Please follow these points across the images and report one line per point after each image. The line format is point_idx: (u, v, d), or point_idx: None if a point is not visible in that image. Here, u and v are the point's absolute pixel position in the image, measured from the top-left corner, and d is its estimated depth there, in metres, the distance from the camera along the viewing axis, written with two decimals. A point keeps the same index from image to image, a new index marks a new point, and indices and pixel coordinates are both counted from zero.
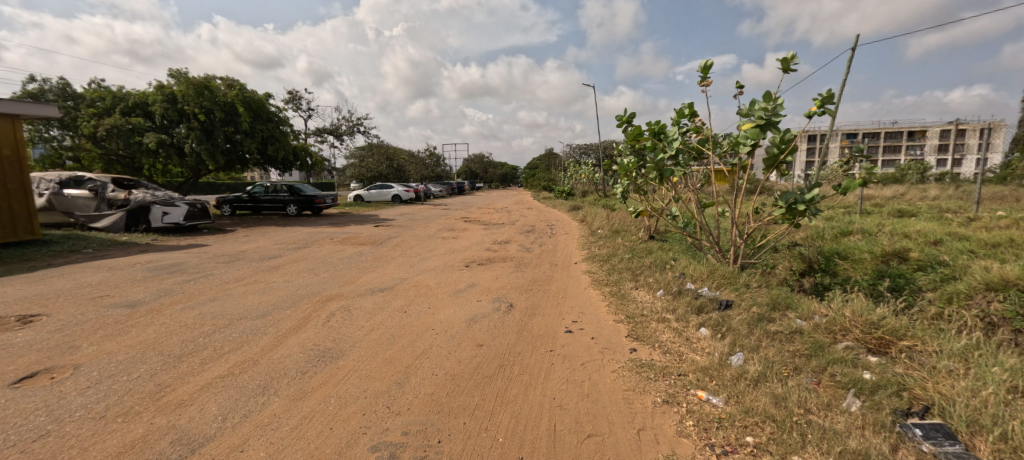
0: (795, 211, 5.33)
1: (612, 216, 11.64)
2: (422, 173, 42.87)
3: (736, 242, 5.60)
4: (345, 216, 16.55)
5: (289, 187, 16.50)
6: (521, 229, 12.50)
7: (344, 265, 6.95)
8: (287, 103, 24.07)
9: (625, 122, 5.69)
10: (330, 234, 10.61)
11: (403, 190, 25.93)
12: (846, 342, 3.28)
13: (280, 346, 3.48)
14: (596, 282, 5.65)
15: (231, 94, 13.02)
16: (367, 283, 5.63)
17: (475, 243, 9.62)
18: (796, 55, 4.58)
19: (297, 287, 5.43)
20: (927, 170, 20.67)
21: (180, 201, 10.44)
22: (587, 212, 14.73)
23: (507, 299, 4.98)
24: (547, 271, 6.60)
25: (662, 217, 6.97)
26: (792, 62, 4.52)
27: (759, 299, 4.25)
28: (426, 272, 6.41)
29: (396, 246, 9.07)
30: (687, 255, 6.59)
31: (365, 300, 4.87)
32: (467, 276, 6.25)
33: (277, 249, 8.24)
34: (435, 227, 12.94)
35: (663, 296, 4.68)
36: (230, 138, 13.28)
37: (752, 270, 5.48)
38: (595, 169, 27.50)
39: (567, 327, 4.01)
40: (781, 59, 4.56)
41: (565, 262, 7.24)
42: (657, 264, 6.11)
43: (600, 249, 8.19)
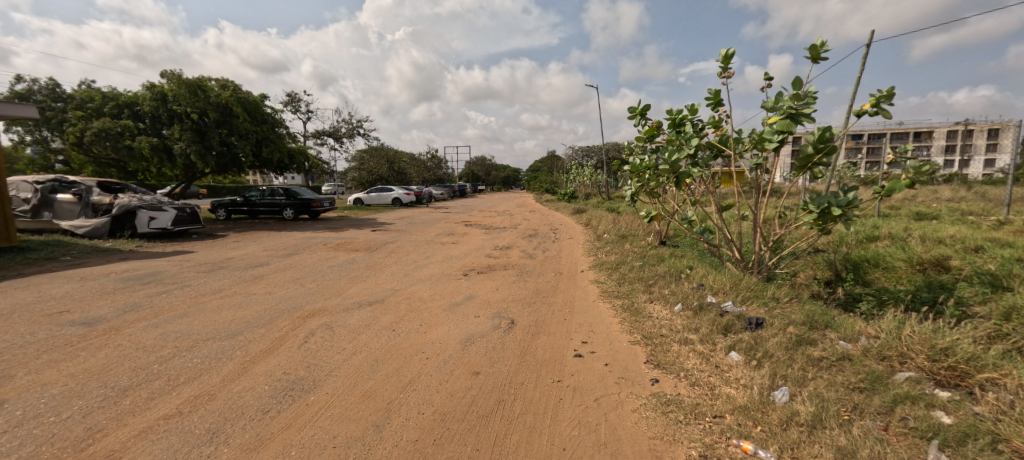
0: (830, 216, 4.73)
1: (619, 220, 11.15)
2: (423, 176, 42.47)
3: (759, 250, 5.11)
4: (343, 220, 16.10)
5: (286, 190, 16.09)
6: (524, 233, 12.03)
7: (333, 273, 6.48)
8: (286, 105, 23.71)
9: (638, 115, 5.23)
10: (324, 239, 10.16)
11: (403, 193, 25.51)
12: (907, 373, 2.79)
13: (244, 375, 3.01)
14: (606, 295, 5.15)
15: (225, 94, 12.60)
16: (356, 295, 5.16)
17: (475, 249, 9.13)
18: (826, 41, 4.07)
19: (278, 299, 4.96)
20: (939, 172, 20.10)
21: (168, 206, 10.01)
22: (592, 216, 14.24)
23: (508, 315, 4.48)
24: (551, 281, 6.12)
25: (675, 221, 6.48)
26: (821, 49, 4.03)
27: (793, 316, 3.76)
28: (422, 283, 5.93)
29: (392, 252, 8.59)
30: (703, 263, 6.10)
31: (351, 316, 4.38)
32: (465, 286, 5.77)
33: (265, 257, 7.78)
34: (434, 232, 12.48)
35: (682, 312, 4.19)
36: (224, 140, 12.87)
37: (778, 281, 4.98)
38: (599, 171, 27.02)
39: (576, 350, 3.51)
40: (809, 46, 4.07)
41: (570, 271, 6.74)
42: (672, 273, 5.61)
43: (608, 256, 7.69)
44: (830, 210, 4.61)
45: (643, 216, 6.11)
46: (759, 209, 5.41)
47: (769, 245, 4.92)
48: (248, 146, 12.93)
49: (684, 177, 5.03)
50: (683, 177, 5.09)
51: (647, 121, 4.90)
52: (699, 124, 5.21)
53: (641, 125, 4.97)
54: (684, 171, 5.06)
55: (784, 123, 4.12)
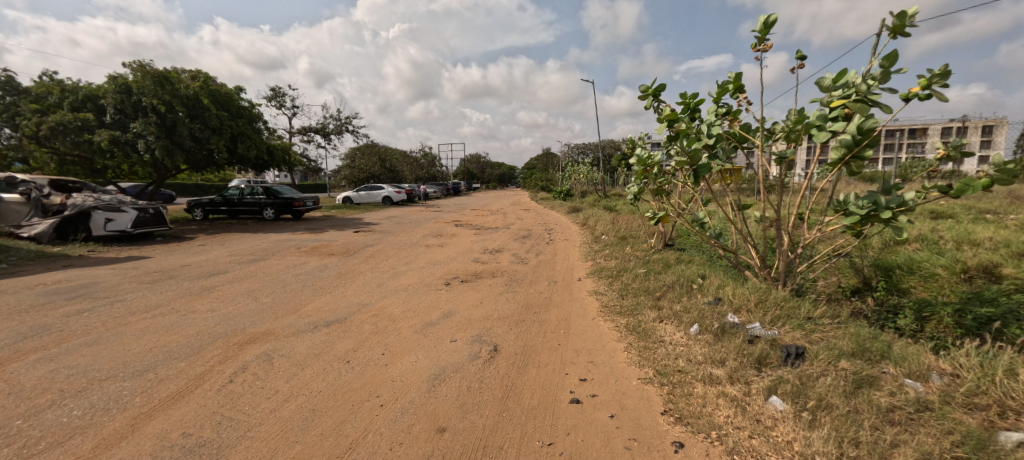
0: (875, 219, 3.88)
1: (617, 220, 10.46)
2: (416, 174, 41.56)
3: (787, 257, 4.39)
4: (328, 220, 15.30)
5: (266, 189, 15.26)
6: (517, 234, 11.30)
7: (298, 283, 5.70)
8: (270, 100, 22.82)
9: (650, 97, 4.52)
10: (299, 242, 9.38)
11: (393, 191, 24.72)
12: (1017, 433, 2.09)
13: (127, 439, 2.26)
14: (607, 310, 4.42)
15: (195, 85, 11.74)
16: (316, 312, 4.39)
17: (462, 253, 8.38)
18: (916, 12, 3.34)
19: (220, 318, 4.20)
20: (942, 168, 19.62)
21: (127, 206, 9.17)
22: (588, 215, 13.55)
23: (492, 339, 3.72)
24: (544, 291, 5.40)
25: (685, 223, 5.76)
26: (909, 20, 3.30)
27: (840, 344, 3.07)
28: (397, 295, 5.17)
29: (370, 257, 7.81)
30: (716, 270, 5.40)
31: (300, 342, 3.60)
32: (445, 299, 5.01)
33: (227, 263, 6.98)
34: (422, 233, 11.74)
35: (701, 336, 3.47)
36: (195, 136, 12.05)
37: (808, 294, 4.27)
38: (595, 168, 26.37)
39: (572, 391, 2.78)
40: (897, 14, 3.33)
41: (566, 279, 5.99)
42: (683, 284, 4.90)
43: (608, 260, 6.94)
44: (869, 210, 3.78)
45: (650, 219, 5.42)
46: (780, 209, 4.70)
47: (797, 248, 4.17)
48: (221, 142, 12.10)
49: (700, 173, 4.34)
50: (699, 173, 4.39)
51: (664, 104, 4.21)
52: (718, 109, 4.51)
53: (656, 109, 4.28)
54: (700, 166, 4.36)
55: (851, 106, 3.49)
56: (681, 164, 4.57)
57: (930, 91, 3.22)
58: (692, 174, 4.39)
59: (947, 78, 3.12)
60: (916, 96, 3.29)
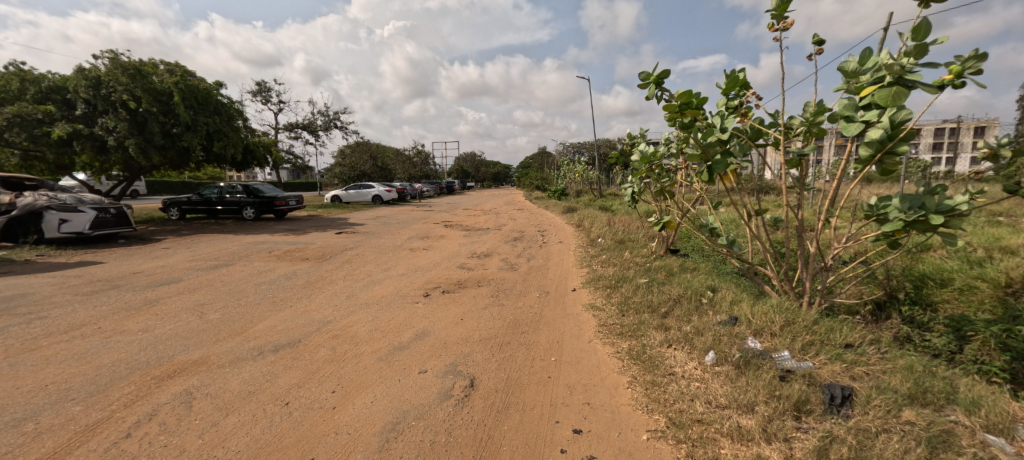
0: (921, 226, 3.26)
1: (614, 221, 9.87)
2: (409, 172, 40.77)
3: (813, 271, 3.79)
4: (312, 220, 14.61)
5: (246, 187, 14.54)
6: (508, 236, 10.70)
7: (256, 295, 5.02)
8: (255, 95, 21.99)
9: (653, 84, 3.91)
10: (273, 245, 8.70)
11: (384, 190, 24.00)
12: None
13: None
14: (606, 330, 3.82)
15: (170, 79, 11.01)
16: (265, 334, 3.74)
17: (447, 258, 7.73)
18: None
19: (150, 341, 3.55)
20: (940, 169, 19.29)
21: (85, 205, 8.47)
22: (584, 215, 12.97)
23: (469, 369, 3.10)
24: (533, 304, 4.80)
25: (692, 227, 5.18)
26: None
27: (896, 385, 2.49)
28: (367, 310, 4.52)
29: (346, 263, 7.14)
30: (726, 282, 4.83)
31: (235, 376, 2.97)
32: (421, 315, 4.38)
33: (185, 270, 6.28)
34: (408, 234, 11.08)
35: (720, 369, 2.87)
36: (167, 132, 11.28)
37: (840, 313, 3.66)
38: (590, 168, 25.84)
39: (563, 450, 2.19)
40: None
41: (559, 289, 5.37)
42: (691, 298, 4.30)
43: (606, 268, 6.32)
44: (919, 216, 3.13)
45: (653, 224, 4.83)
46: (799, 212, 4.13)
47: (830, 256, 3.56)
48: (197, 140, 11.32)
49: (717, 172, 3.77)
50: (715, 171, 3.82)
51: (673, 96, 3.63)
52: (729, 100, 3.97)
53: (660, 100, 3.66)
54: (715, 162, 3.79)
55: (886, 92, 2.88)
56: (691, 162, 3.99)
57: (966, 77, 2.59)
58: (707, 173, 3.83)
59: (984, 62, 2.53)
60: (946, 84, 2.66)
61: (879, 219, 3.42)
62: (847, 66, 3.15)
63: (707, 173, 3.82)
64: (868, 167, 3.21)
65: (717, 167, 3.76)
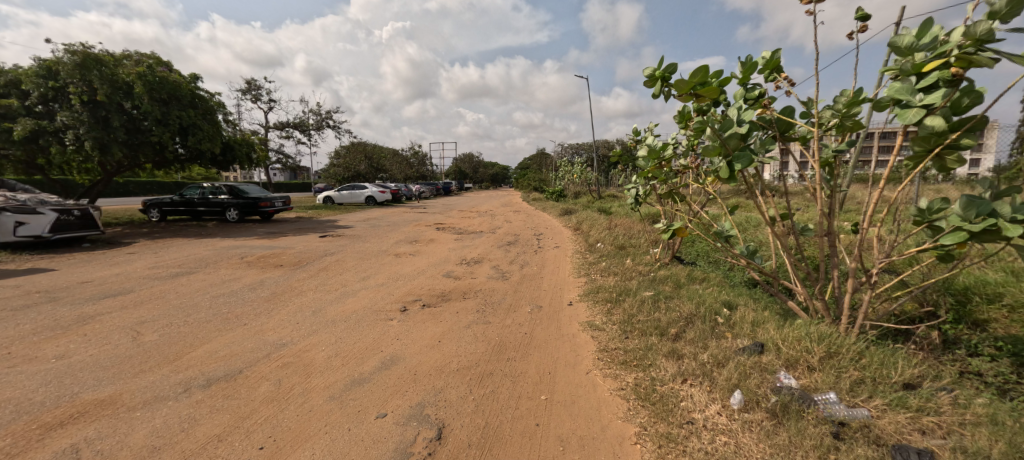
0: (995, 237, 2.70)
1: (613, 225, 9.33)
2: (406, 173, 40.14)
3: (857, 288, 3.15)
4: (299, 222, 13.99)
5: (230, 188, 13.90)
6: (501, 240, 10.12)
7: (209, 310, 4.41)
8: (244, 94, 21.59)
9: (661, 79, 3.29)
10: (247, 249, 8.13)
11: (378, 191, 23.37)
12: None
13: None
14: (607, 358, 3.22)
15: (136, 70, 10.83)
16: (201, 362, 3.13)
17: (433, 264, 7.15)
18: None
19: (60, 371, 2.97)
20: None
21: (45, 207, 7.85)
22: (583, 218, 12.40)
23: (439, 414, 2.51)
24: (523, 321, 4.22)
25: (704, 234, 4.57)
26: None
27: (982, 444, 1.93)
28: (331, 330, 3.91)
29: (322, 270, 6.54)
30: (748, 297, 4.22)
31: (142, 425, 2.36)
32: (394, 336, 3.79)
33: (140, 279, 5.69)
34: (396, 237, 10.52)
35: (749, 416, 2.30)
36: (136, 127, 11.13)
37: (891, 338, 3.04)
38: (589, 168, 25.27)
39: None
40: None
41: (554, 304, 4.77)
42: (707, 318, 3.71)
43: (607, 278, 5.71)
44: (989, 223, 2.60)
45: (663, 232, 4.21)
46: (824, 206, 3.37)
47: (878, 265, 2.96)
48: (166, 135, 11.11)
49: (739, 167, 3.11)
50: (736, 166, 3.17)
51: (687, 80, 3.03)
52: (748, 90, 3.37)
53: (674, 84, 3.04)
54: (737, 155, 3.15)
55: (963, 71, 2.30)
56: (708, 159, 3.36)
57: None
58: (727, 168, 3.19)
59: None
60: None
61: (934, 226, 3.01)
62: (901, 39, 2.54)
63: (727, 168, 3.18)
64: (921, 164, 2.67)
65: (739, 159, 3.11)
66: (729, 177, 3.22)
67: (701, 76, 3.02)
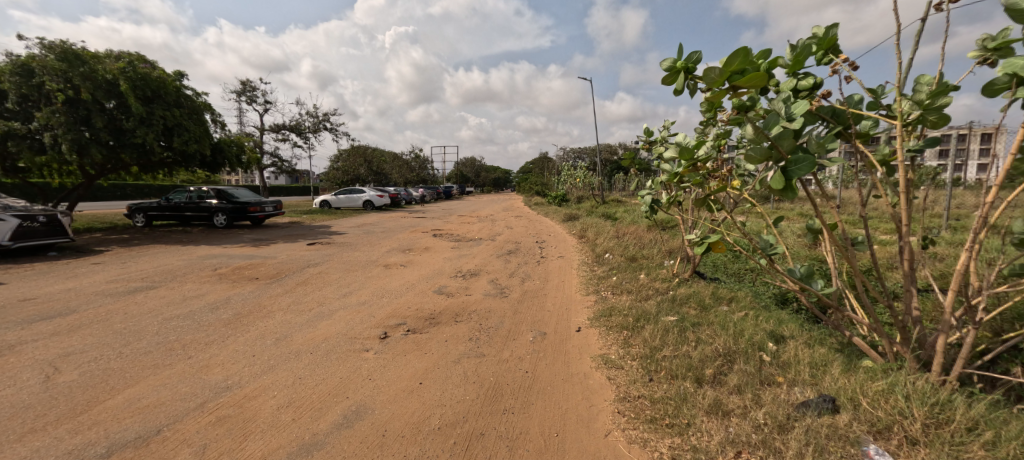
0: None
1: (622, 233, 8.65)
2: (406, 177, 39.54)
3: (957, 326, 2.43)
4: (290, 228, 13.36)
5: (218, 191, 13.22)
6: (501, 248, 9.43)
7: (153, 338, 3.75)
8: (239, 96, 21.05)
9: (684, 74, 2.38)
10: (224, 259, 7.48)
11: (376, 195, 22.70)
12: None
13: None
14: (630, 415, 2.53)
15: (117, 66, 10.27)
16: (113, 417, 2.48)
17: (425, 277, 6.48)
18: None
19: None
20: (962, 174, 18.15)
21: (6, 213, 7.24)
22: (589, 224, 11.69)
23: None
24: (523, 354, 3.52)
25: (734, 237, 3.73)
26: None
27: None
28: (292, 365, 3.24)
29: (300, 284, 5.86)
30: (798, 329, 3.48)
31: None
32: (366, 375, 3.10)
33: (90, 296, 5.02)
34: (389, 246, 9.84)
35: None
36: (119, 129, 10.44)
37: (1003, 395, 2.33)
38: (591, 172, 24.63)
39: None
40: None
41: (560, 330, 4.08)
42: (750, 356, 3.04)
43: (620, 296, 5.01)
44: None
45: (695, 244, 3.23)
46: (903, 219, 2.66)
47: (988, 292, 2.27)
48: (149, 135, 10.41)
49: (802, 174, 2.15)
50: (795, 173, 2.20)
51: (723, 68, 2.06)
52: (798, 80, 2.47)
53: (702, 75, 2.11)
54: (795, 158, 2.18)
55: None
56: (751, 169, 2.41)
57: None
58: (780, 177, 2.21)
59: None
60: None
61: None
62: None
63: (780, 177, 2.20)
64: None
65: (797, 162, 2.16)
66: (783, 189, 2.25)
67: (740, 62, 2.07)
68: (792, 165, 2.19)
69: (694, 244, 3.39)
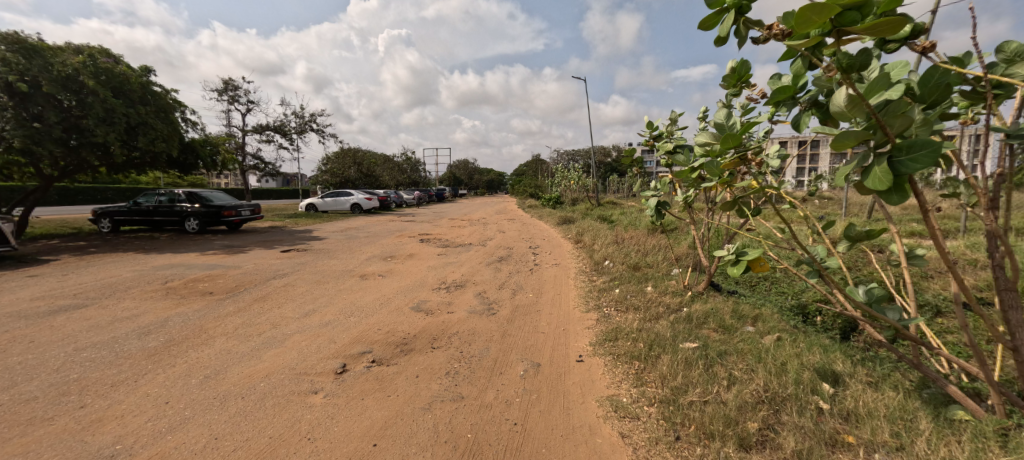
0: None
1: (622, 238, 7.98)
2: (397, 179, 38.70)
3: None
4: (268, 233, 12.56)
5: (191, 194, 12.38)
6: (492, 255, 8.72)
7: (48, 378, 2.99)
8: (221, 94, 20.12)
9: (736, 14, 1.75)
10: (182, 269, 6.68)
11: (364, 198, 21.87)
12: None
13: None
14: None
15: (76, 59, 9.42)
16: None
17: (404, 290, 5.74)
18: None
19: None
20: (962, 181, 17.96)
21: None
22: (585, 228, 11.00)
23: None
24: (512, 397, 2.79)
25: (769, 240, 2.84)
26: None
27: None
28: (210, 418, 2.50)
29: (260, 300, 5.12)
30: (852, 363, 2.81)
31: None
32: (307, 432, 2.39)
33: (1, 318, 4.24)
34: (370, 252, 9.07)
35: None
36: (78, 127, 9.55)
37: None
38: (587, 174, 23.97)
39: None
40: None
41: (557, 360, 3.38)
42: (803, 404, 2.36)
43: (625, 315, 4.29)
44: None
45: (726, 260, 2.45)
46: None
47: None
48: (111, 134, 9.53)
49: (922, 169, 1.57)
50: (907, 167, 1.62)
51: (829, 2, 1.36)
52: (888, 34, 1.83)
53: (796, 16, 1.40)
54: (909, 143, 1.60)
55: None
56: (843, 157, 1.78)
57: None
58: (886, 174, 1.63)
59: None
60: None
61: None
62: None
63: (885, 172, 1.62)
64: None
65: (910, 148, 1.60)
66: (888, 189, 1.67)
67: None
68: (903, 154, 1.62)
69: (727, 262, 2.51)
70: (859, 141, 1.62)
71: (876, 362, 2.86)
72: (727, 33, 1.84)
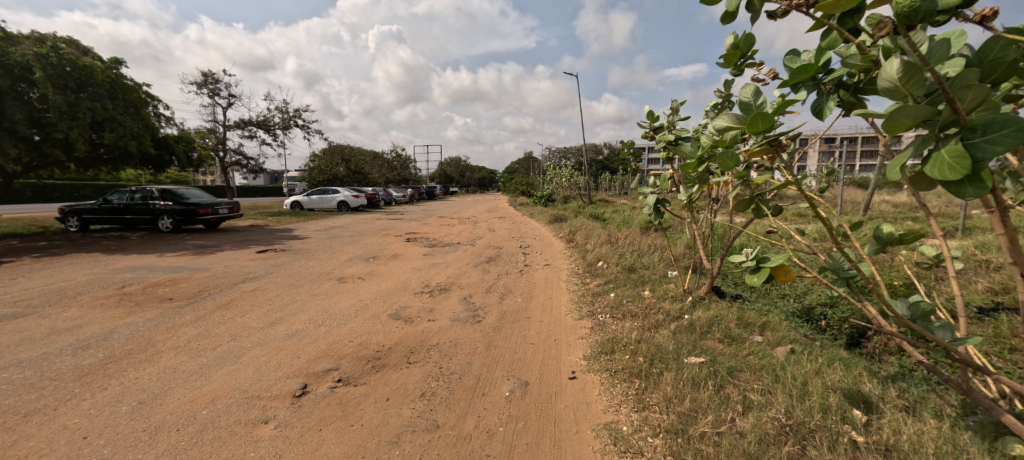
0: None
1: (616, 237, 7.65)
2: (386, 176, 38.12)
3: None
4: (247, 232, 12.04)
5: (165, 191, 11.79)
6: (480, 255, 8.33)
7: None
8: (201, 87, 19.41)
9: None
10: (145, 273, 6.20)
11: (351, 195, 21.35)
12: None
13: None
14: None
15: (36, 48, 8.81)
16: None
17: (383, 295, 5.34)
18: None
19: None
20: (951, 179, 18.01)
21: None
22: (578, 226, 10.66)
23: None
24: (497, 426, 2.41)
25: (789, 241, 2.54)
26: None
27: None
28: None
29: (224, 307, 4.68)
30: (880, 382, 2.48)
31: None
32: None
33: None
34: (352, 253, 8.63)
35: None
36: (38, 120, 8.95)
37: None
38: (578, 171, 23.69)
39: None
40: None
41: (547, 377, 3.01)
42: (835, 436, 2.03)
43: (622, 323, 3.93)
44: None
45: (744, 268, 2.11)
46: None
47: None
48: (74, 128, 8.95)
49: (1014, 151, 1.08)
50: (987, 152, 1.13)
51: None
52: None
53: None
54: (988, 119, 1.13)
55: None
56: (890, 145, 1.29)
57: None
58: (959, 158, 1.13)
59: None
60: None
61: None
62: None
63: (958, 156, 1.13)
64: None
65: (989, 127, 1.13)
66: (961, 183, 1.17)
67: None
68: (980, 134, 1.15)
69: (748, 270, 2.14)
70: (916, 122, 1.16)
71: (906, 380, 2.53)
72: (734, 7, 1.52)
